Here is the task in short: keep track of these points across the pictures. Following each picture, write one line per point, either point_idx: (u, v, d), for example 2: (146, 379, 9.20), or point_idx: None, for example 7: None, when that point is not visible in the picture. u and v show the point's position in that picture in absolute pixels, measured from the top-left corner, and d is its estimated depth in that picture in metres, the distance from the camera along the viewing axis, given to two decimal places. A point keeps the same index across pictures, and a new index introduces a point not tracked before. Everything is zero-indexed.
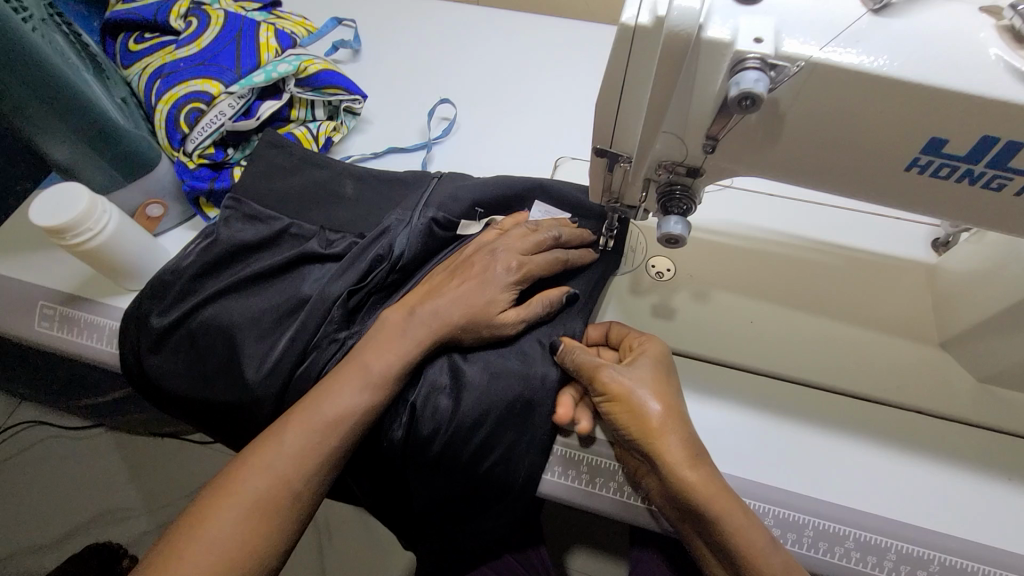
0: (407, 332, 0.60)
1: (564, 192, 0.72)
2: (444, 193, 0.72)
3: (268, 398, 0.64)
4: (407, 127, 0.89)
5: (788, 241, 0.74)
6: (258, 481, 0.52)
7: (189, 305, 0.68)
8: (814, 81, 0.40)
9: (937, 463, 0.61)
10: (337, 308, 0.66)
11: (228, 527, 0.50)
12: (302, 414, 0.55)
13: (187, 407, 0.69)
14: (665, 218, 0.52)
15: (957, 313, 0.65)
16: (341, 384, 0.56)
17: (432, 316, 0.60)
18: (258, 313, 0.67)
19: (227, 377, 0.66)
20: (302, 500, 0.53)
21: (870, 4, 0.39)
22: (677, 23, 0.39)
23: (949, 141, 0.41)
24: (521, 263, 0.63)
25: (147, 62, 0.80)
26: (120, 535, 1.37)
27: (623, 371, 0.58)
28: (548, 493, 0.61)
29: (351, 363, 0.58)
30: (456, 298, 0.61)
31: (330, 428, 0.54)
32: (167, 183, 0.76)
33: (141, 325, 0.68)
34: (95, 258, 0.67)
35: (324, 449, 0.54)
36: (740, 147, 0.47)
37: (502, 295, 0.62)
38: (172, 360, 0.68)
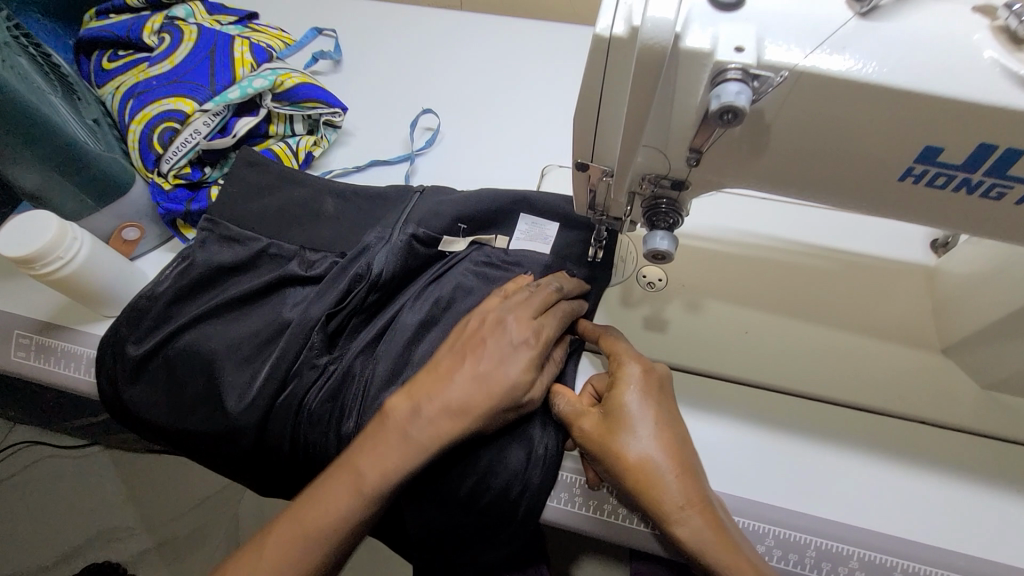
0: (413, 435, 0.52)
1: (549, 204, 0.70)
2: (425, 208, 0.70)
3: (249, 427, 0.62)
4: (390, 138, 0.87)
5: (782, 247, 0.72)
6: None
7: (165, 334, 0.66)
8: (799, 91, 0.38)
9: (942, 476, 0.59)
10: (317, 333, 0.63)
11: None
12: (289, 521, 0.52)
13: (167, 437, 0.67)
14: (651, 233, 0.50)
15: (958, 318, 0.63)
16: (332, 489, 0.52)
17: (445, 414, 0.53)
18: (238, 339, 0.65)
19: (207, 407, 0.64)
20: None
21: (857, 8, 0.37)
22: (650, 35, 0.36)
23: (945, 150, 0.39)
24: (536, 332, 0.58)
25: (120, 81, 0.79)
26: (117, 556, 1.35)
27: (601, 417, 0.56)
28: (552, 521, 0.60)
29: (345, 466, 0.53)
30: (473, 385, 0.54)
31: (314, 542, 0.51)
32: (142, 206, 0.74)
33: (116, 354, 0.66)
34: (68, 286, 0.65)
35: (310, 560, 0.50)
36: (727, 159, 0.44)
37: (524, 372, 0.56)
38: (151, 389, 0.66)
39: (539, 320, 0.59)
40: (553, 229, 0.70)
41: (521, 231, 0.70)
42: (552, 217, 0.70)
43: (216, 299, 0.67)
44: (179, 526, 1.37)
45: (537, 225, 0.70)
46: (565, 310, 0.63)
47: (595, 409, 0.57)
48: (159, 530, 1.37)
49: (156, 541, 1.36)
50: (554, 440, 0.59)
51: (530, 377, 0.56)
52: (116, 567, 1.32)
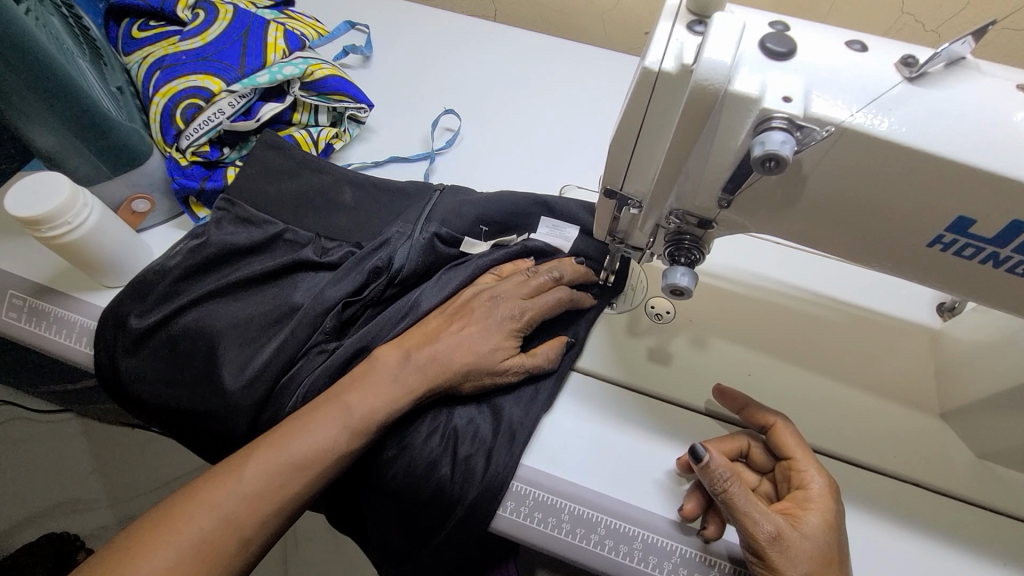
0: (399, 377, 0.58)
1: (568, 208, 0.70)
2: (448, 208, 0.71)
3: (249, 407, 0.61)
4: (410, 135, 0.87)
5: (791, 293, 0.72)
6: (204, 520, 0.49)
7: (172, 308, 0.64)
8: (841, 146, 0.38)
9: (935, 542, 0.59)
10: (331, 318, 0.63)
11: (164, 567, 0.47)
12: (268, 449, 0.52)
13: (157, 415, 0.65)
14: (672, 268, 0.49)
15: (959, 384, 0.63)
16: (319, 421, 0.54)
17: (430, 361, 0.59)
18: (245, 318, 0.65)
19: (204, 384, 0.62)
20: (249, 548, 0.50)
21: (905, 72, 0.38)
22: (705, 76, 0.37)
23: (977, 222, 0.39)
24: (522, 309, 0.63)
25: (149, 51, 0.78)
26: (78, 528, 1.32)
27: (788, 536, 0.50)
28: (508, 533, 0.58)
29: (334, 401, 0.56)
30: (456, 344, 0.60)
31: (292, 473, 0.52)
32: (156, 178, 0.73)
33: (118, 324, 0.64)
34: (71, 252, 0.63)
35: (286, 492, 0.52)
36: (757, 204, 0.44)
37: (503, 342, 0.61)
38: (148, 364, 0.64)
39: (529, 301, 0.63)
40: (572, 232, 0.70)
41: (541, 234, 0.70)
42: (572, 220, 0.70)
43: (228, 277, 0.66)
44: (146, 504, 1.34)
45: (557, 227, 0.70)
46: (563, 296, 0.65)
47: (772, 514, 0.51)
48: (124, 506, 1.34)
49: (121, 517, 1.33)
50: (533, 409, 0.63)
51: (510, 345, 0.62)
52: (76, 538, 1.28)
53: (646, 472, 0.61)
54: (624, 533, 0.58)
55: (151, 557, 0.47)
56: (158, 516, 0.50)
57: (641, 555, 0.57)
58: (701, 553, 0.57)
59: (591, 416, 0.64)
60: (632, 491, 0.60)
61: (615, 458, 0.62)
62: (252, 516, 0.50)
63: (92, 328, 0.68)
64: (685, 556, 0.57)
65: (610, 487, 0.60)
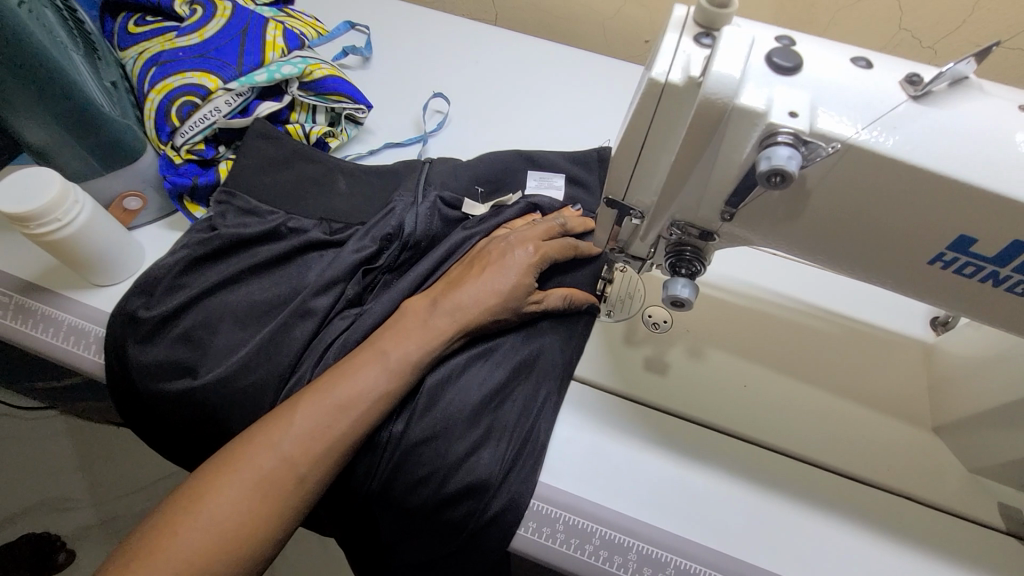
0: (429, 322, 0.60)
1: (550, 160, 0.77)
2: (443, 173, 0.75)
3: (273, 375, 0.61)
4: (401, 122, 0.88)
5: (787, 304, 0.72)
6: (264, 461, 0.51)
7: (186, 297, 0.64)
8: (845, 163, 0.38)
9: (925, 556, 0.59)
10: (352, 285, 0.66)
11: (230, 503, 0.50)
12: (313, 396, 0.55)
13: (172, 414, 0.63)
14: (673, 279, 0.50)
15: (952, 399, 0.63)
16: (359, 367, 0.57)
17: (456, 308, 0.61)
18: (263, 297, 0.66)
19: (223, 365, 0.62)
20: (306, 486, 0.52)
21: (910, 91, 0.38)
22: (713, 89, 0.37)
23: (979, 241, 0.39)
24: (537, 247, 0.64)
25: (145, 47, 0.77)
26: (59, 527, 1.30)
27: None
28: (518, 548, 0.59)
29: (370, 348, 0.59)
30: (481, 287, 0.62)
31: (338, 414, 0.54)
32: (148, 175, 0.72)
33: (127, 320, 0.64)
34: (60, 249, 0.62)
35: (334, 432, 0.54)
36: (760, 218, 0.44)
37: (524, 278, 0.62)
38: (164, 351, 0.63)
39: (544, 243, 0.65)
40: (559, 180, 0.76)
41: (532, 187, 0.76)
42: (556, 170, 0.77)
43: (242, 262, 0.67)
44: (129, 504, 1.31)
45: (546, 179, 0.77)
46: (570, 243, 0.67)
47: None
48: (107, 506, 1.32)
49: (103, 517, 1.31)
50: (551, 364, 0.64)
51: (529, 283, 0.63)
52: (58, 537, 1.28)
53: (640, 482, 0.61)
54: (619, 544, 0.58)
55: (218, 494, 0.50)
56: (219, 461, 0.52)
57: (635, 566, 0.57)
58: (694, 565, 0.57)
59: (587, 425, 0.64)
60: (626, 501, 0.60)
61: (610, 467, 0.62)
62: (306, 456, 0.52)
63: (80, 326, 0.67)
64: (678, 567, 0.57)
65: (605, 497, 0.60)
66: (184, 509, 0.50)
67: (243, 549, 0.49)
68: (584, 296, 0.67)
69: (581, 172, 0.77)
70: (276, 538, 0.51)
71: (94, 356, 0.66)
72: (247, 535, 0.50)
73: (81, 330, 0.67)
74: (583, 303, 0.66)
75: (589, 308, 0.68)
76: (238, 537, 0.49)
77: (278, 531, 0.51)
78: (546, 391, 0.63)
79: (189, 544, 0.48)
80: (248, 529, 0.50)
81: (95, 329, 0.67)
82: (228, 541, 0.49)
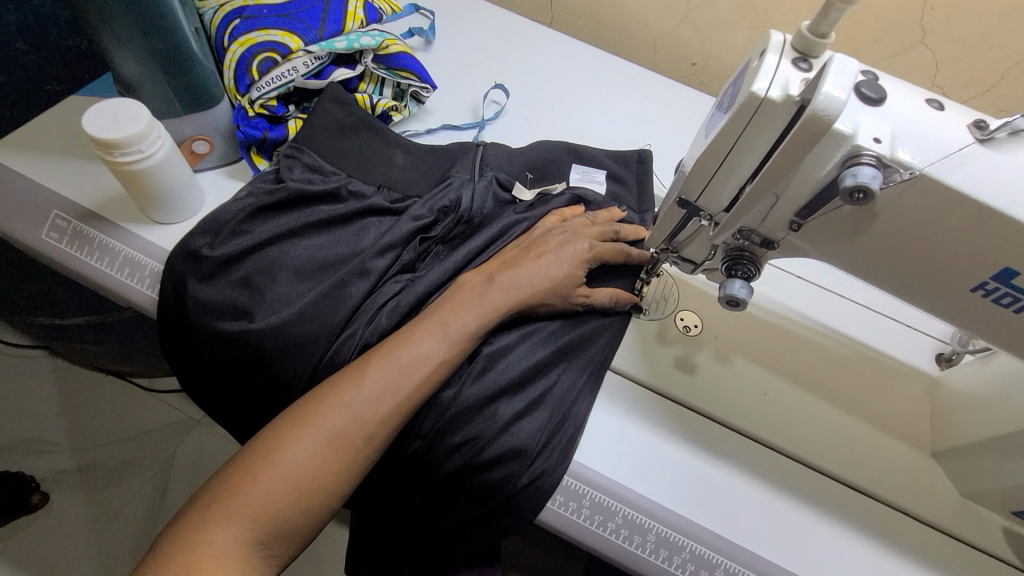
0: (486, 297, 0.64)
1: (595, 157, 0.82)
2: (499, 156, 0.78)
3: (327, 328, 0.64)
4: (459, 106, 0.91)
5: (808, 324, 0.77)
6: (335, 418, 0.54)
7: (248, 243, 0.66)
8: (915, 190, 0.43)
9: (915, 566, 0.63)
10: (408, 252, 0.69)
11: (306, 455, 0.53)
12: (381, 360, 0.58)
13: (221, 353, 0.65)
14: (729, 280, 0.54)
15: (954, 427, 0.68)
16: (421, 335, 0.60)
17: (512, 286, 0.65)
18: (321, 254, 0.67)
19: (276, 313, 0.63)
20: (373, 445, 0.55)
21: (978, 135, 0.42)
22: (823, 106, 0.41)
23: (1020, 274, 0.43)
24: (592, 245, 0.69)
25: (227, 0, 0.79)
26: (39, 468, 1.28)
27: None
28: (546, 521, 0.62)
29: (431, 318, 0.62)
30: (536, 270, 0.66)
31: (405, 378, 0.57)
32: (221, 123, 0.73)
33: (190, 256, 0.65)
34: (136, 180, 0.64)
35: (400, 394, 0.57)
36: (820, 232, 0.49)
37: (576, 271, 0.67)
38: (219, 293, 0.65)
39: (599, 243, 0.70)
40: (601, 176, 0.81)
41: (574, 179, 0.80)
42: (599, 167, 0.81)
43: (303, 217, 0.68)
44: (112, 454, 1.31)
45: (588, 173, 0.81)
46: (622, 249, 0.71)
47: None
48: (93, 453, 1.31)
49: (82, 463, 1.30)
50: (591, 353, 0.68)
51: (579, 275, 0.67)
52: (31, 478, 1.25)
53: (663, 471, 0.65)
54: (640, 525, 0.61)
55: (294, 446, 0.53)
56: (292, 415, 0.55)
57: (653, 547, 0.60)
58: (707, 551, 0.60)
59: (617, 411, 0.68)
60: (648, 485, 0.63)
61: (636, 453, 0.65)
62: (376, 415, 0.55)
63: (137, 260, 0.68)
64: (693, 552, 0.60)
65: (630, 480, 0.63)
66: (260, 456, 0.53)
67: (316, 498, 0.52)
68: (627, 298, 0.70)
69: (621, 171, 0.82)
70: (342, 491, 0.54)
71: (148, 290, 0.67)
72: (318, 486, 0.53)
73: (138, 264, 0.68)
74: (627, 304, 0.70)
75: (632, 308, 0.71)
76: (311, 487, 0.52)
77: (346, 485, 0.54)
78: (583, 376, 0.67)
79: (265, 488, 0.51)
80: (320, 479, 0.53)
81: (152, 264, 0.68)
82: (300, 490, 0.52)
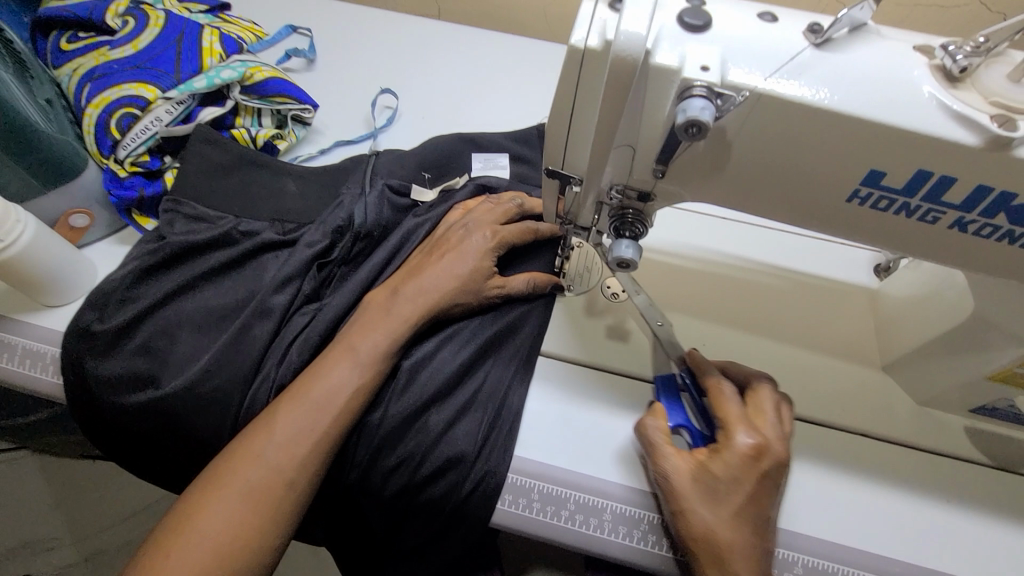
0: (393, 311, 0.61)
1: (494, 142, 0.80)
2: (388, 162, 0.76)
3: (235, 378, 0.61)
4: (350, 119, 0.88)
5: (739, 264, 0.75)
6: (250, 470, 0.52)
7: (140, 308, 0.64)
8: (758, 111, 0.40)
9: (884, 487, 0.61)
10: (309, 281, 0.66)
11: (224, 516, 0.50)
12: (291, 401, 0.56)
13: (138, 426, 0.62)
14: (617, 241, 0.51)
15: (897, 337, 0.66)
16: (330, 365, 0.58)
17: (419, 293, 0.62)
18: (220, 304, 0.65)
19: (182, 376, 0.62)
20: (297, 489, 0.53)
21: (812, 39, 0.40)
22: (623, 47, 0.39)
23: (887, 174, 0.41)
24: (495, 232, 0.67)
25: (79, 63, 0.75)
26: (37, 569, 1.26)
27: None
28: (501, 524, 0.60)
29: (340, 345, 0.60)
30: (441, 271, 0.64)
31: (318, 413, 0.55)
32: (93, 191, 0.71)
33: (83, 335, 0.63)
34: (7, 271, 0.61)
35: (316, 431, 0.55)
36: (690, 173, 0.46)
37: (483, 264, 0.65)
38: (120, 365, 0.62)
39: (503, 226, 0.68)
40: (504, 159, 0.79)
41: (477, 168, 0.78)
42: (500, 150, 0.80)
43: (194, 270, 0.66)
44: (107, 539, 1.29)
45: (490, 159, 0.79)
46: (529, 228, 0.69)
47: None
48: (87, 542, 1.28)
49: (83, 555, 1.28)
50: (517, 343, 0.66)
51: (488, 266, 0.65)
52: None
53: (610, 447, 0.63)
54: (594, 506, 0.59)
55: (210, 509, 0.51)
56: (207, 478, 0.53)
57: (611, 525, 0.59)
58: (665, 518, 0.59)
59: (555, 396, 0.66)
60: (596, 465, 0.62)
61: (580, 434, 0.63)
62: (293, 458, 0.53)
63: (36, 349, 0.66)
64: (652, 522, 0.59)
65: (577, 463, 0.62)
66: (177, 528, 0.50)
67: (242, 558, 0.50)
68: (547, 278, 0.68)
69: (524, 150, 0.80)
70: (273, 544, 0.52)
71: (52, 377, 0.65)
72: (243, 545, 0.50)
73: (37, 353, 0.66)
74: (547, 286, 0.68)
75: (553, 289, 0.69)
76: (234, 547, 0.50)
77: (276, 537, 0.52)
78: (511, 368, 0.64)
79: (185, 559, 0.49)
80: (244, 537, 0.50)
81: (51, 349, 0.66)
82: (223, 554, 0.49)
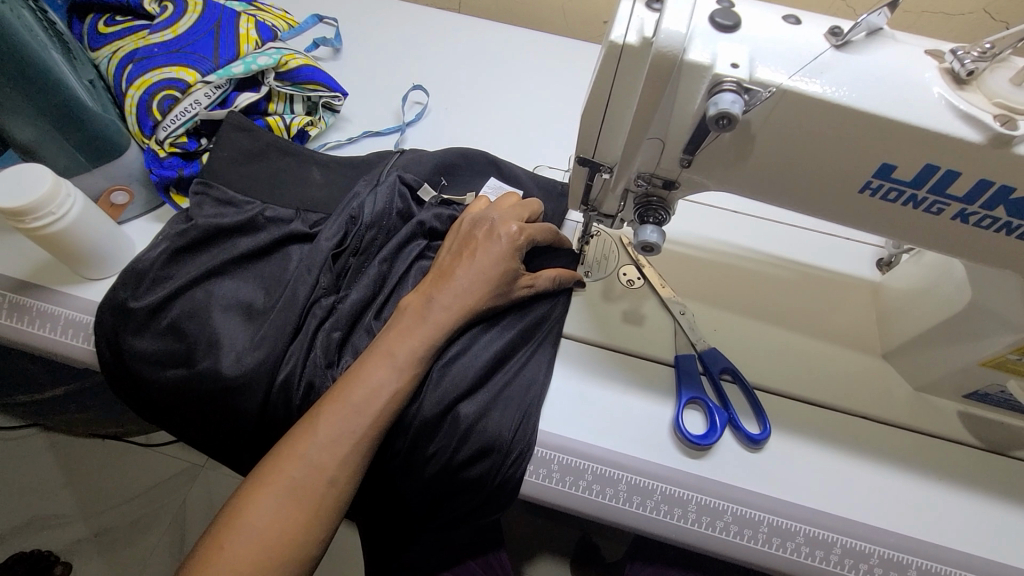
0: (428, 318, 0.63)
1: (514, 173, 0.82)
2: (407, 159, 0.79)
3: (259, 363, 0.63)
4: (377, 108, 0.92)
5: (749, 256, 0.79)
6: (293, 470, 0.55)
7: (171, 290, 0.66)
8: (782, 107, 0.44)
9: (883, 466, 0.65)
10: (326, 273, 0.68)
11: (271, 514, 0.54)
12: (332, 405, 0.58)
13: (170, 398, 0.66)
14: (641, 227, 0.54)
15: (898, 326, 0.70)
16: (369, 370, 0.60)
17: (453, 300, 0.64)
18: (249, 291, 0.68)
19: (211, 357, 0.64)
20: (338, 487, 0.56)
21: (833, 41, 0.44)
22: (664, 44, 0.42)
23: (898, 167, 0.45)
24: (521, 229, 0.68)
25: (119, 46, 0.78)
26: (50, 543, 1.28)
27: None
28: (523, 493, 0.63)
29: (377, 351, 0.61)
30: (472, 275, 0.65)
31: (357, 415, 0.57)
32: (134, 169, 0.74)
33: (116, 311, 0.65)
34: (55, 243, 0.64)
35: (356, 433, 0.57)
36: (714, 162, 0.50)
37: (508, 264, 0.67)
38: (155, 341, 0.65)
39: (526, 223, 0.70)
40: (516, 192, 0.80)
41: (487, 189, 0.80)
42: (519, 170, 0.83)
43: (224, 256, 0.69)
44: (121, 515, 1.31)
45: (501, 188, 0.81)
46: (546, 228, 0.71)
47: None
48: (101, 518, 1.31)
49: (95, 529, 1.30)
50: (540, 336, 0.69)
51: (514, 268, 0.67)
52: (50, 554, 1.26)
53: (625, 422, 0.66)
54: (609, 477, 0.63)
55: (257, 509, 0.54)
56: (255, 477, 0.56)
57: (626, 495, 0.62)
58: (678, 489, 0.62)
59: (573, 374, 0.69)
60: (611, 440, 0.65)
61: (597, 410, 0.67)
62: (334, 461, 0.56)
63: (78, 319, 0.69)
64: (665, 493, 0.62)
65: (594, 437, 0.65)
66: (227, 526, 0.54)
67: (291, 551, 0.53)
68: (569, 275, 0.72)
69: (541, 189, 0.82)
70: (321, 538, 0.55)
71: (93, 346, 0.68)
72: (289, 540, 0.53)
73: (79, 323, 0.69)
74: (569, 282, 0.72)
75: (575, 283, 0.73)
76: (283, 542, 0.53)
77: (322, 531, 0.55)
78: (532, 361, 0.68)
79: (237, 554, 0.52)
80: (292, 532, 0.54)
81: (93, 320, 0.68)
82: (271, 548, 0.53)
